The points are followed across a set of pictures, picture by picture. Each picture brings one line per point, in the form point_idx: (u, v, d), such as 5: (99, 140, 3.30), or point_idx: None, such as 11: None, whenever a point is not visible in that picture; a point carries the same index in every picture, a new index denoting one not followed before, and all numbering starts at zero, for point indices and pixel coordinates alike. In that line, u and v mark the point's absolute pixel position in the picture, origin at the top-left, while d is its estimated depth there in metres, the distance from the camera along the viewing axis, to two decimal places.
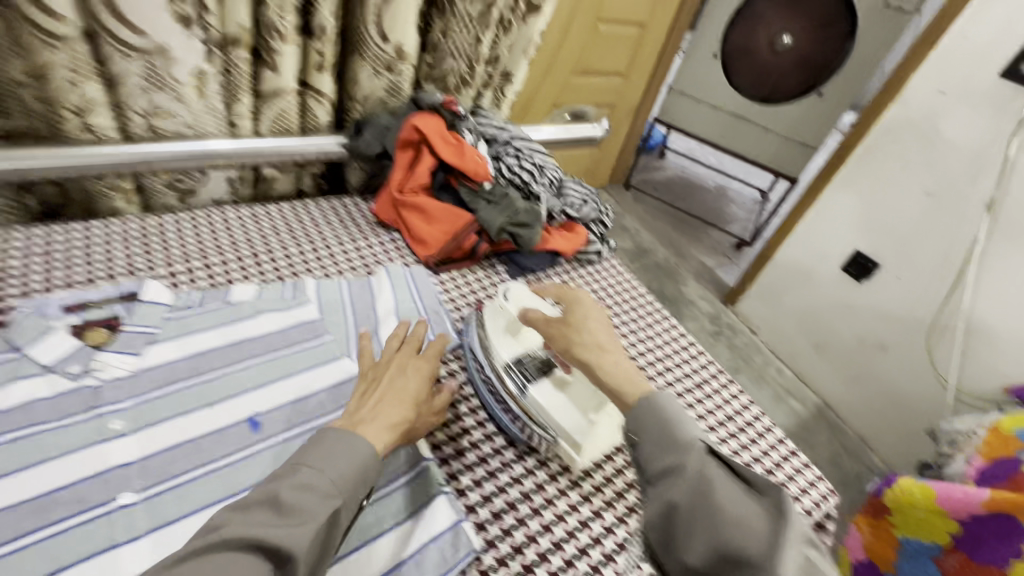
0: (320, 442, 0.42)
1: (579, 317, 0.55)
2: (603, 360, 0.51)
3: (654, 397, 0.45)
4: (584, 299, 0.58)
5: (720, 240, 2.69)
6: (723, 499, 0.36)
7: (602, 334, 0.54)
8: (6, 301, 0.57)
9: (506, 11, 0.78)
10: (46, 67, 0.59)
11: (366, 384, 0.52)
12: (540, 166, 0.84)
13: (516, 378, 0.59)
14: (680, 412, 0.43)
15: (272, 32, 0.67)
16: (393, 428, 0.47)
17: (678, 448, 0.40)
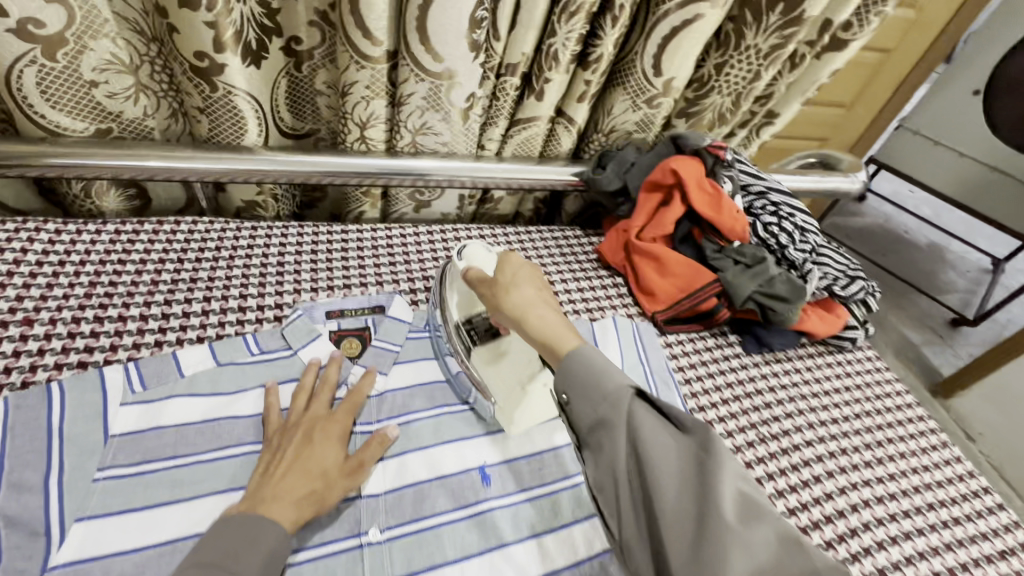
0: (211, 539, 0.40)
1: (515, 284, 0.52)
2: (529, 315, 0.49)
3: (580, 351, 0.44)
4: (513, 269, 0.54)
5: (931, 310, 2.23)
6: (597, 419, 0.40)
7: (541, 317, 0.49)
8: (281, 298, 0.62)
9: (803, 45, 0.66)
10: (350, 84, 0.62)
11: (274, 451, 0.47)
12: (801, 229, 0.71)
13: (462, 340, 0.59)
14: (608, 362, 0.43)
15: (551, 59, 0.63)
16: (300, 505, 0.43)
17: (607, 397, 0.41)
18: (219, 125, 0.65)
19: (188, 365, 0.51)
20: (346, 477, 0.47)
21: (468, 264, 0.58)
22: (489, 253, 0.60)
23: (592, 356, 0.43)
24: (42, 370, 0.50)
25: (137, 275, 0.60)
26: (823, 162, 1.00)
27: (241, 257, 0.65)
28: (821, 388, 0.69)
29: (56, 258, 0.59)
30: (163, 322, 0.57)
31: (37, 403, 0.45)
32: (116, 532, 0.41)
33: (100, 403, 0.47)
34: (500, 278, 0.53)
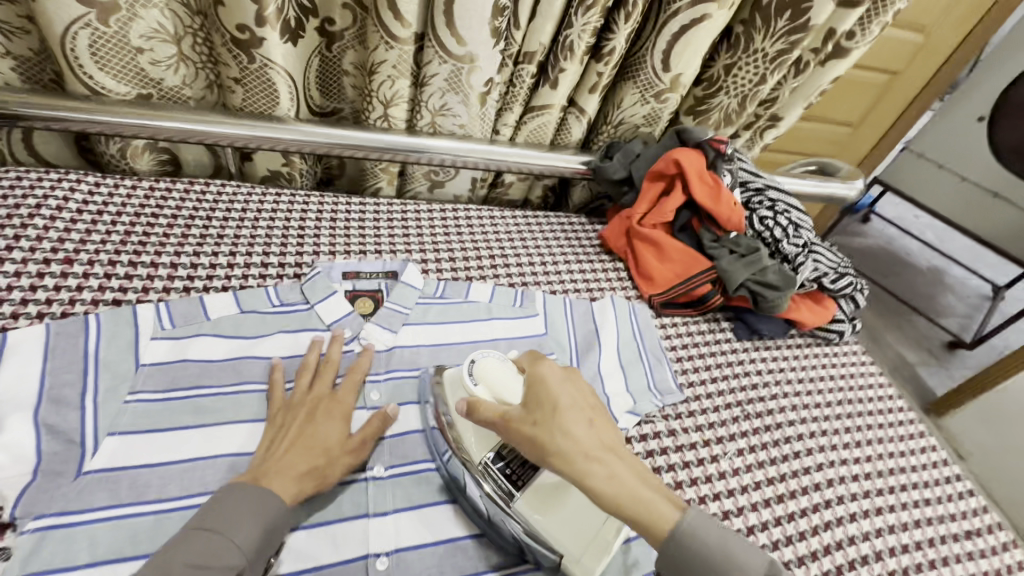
0: (213, 502, 0.41)
1: (567, 408, 0.44)
2: (591, 465, 0.42)
3: (686, 518, 0.41)
4: (560, 398, 0.45)
5: (928, 332, 2.25)
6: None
7: (598, 435, 0.44)
8: (301, 258, 0.66)
9: (807, 52, 0.69)
10: (378, 63, 0.67)
11: (279, 425, 0.48)
12: (795, 225, 0.74)
13: (497, 485, 0.46)
14: (729, 543, 0.40)
15: (566, 50, 0.67)
16: (301, 478, 0.44)
17: (725, 567, 0.40)
18: (253, 96, 0.69)
19: (214, 310, 0.55)
20: (349, 453, 0.48)
21: (484, 387, 0.47)
22: (507, 368, 0.48)
23: (694, 524, 0.41)
24: (79, 305, 0.54)
25: (167, 228, 0.64)
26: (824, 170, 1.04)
27: (264, 219, 0.69)
28: (807, 374, 0.73)
29: (94, 208, 0.63)
30: (190, 271, 0.61)
31: (75, 330, 0.49)
32: (144, 447, 0.45)
33: (134, 335, 0.51)
34: (538, 403, 0.44)
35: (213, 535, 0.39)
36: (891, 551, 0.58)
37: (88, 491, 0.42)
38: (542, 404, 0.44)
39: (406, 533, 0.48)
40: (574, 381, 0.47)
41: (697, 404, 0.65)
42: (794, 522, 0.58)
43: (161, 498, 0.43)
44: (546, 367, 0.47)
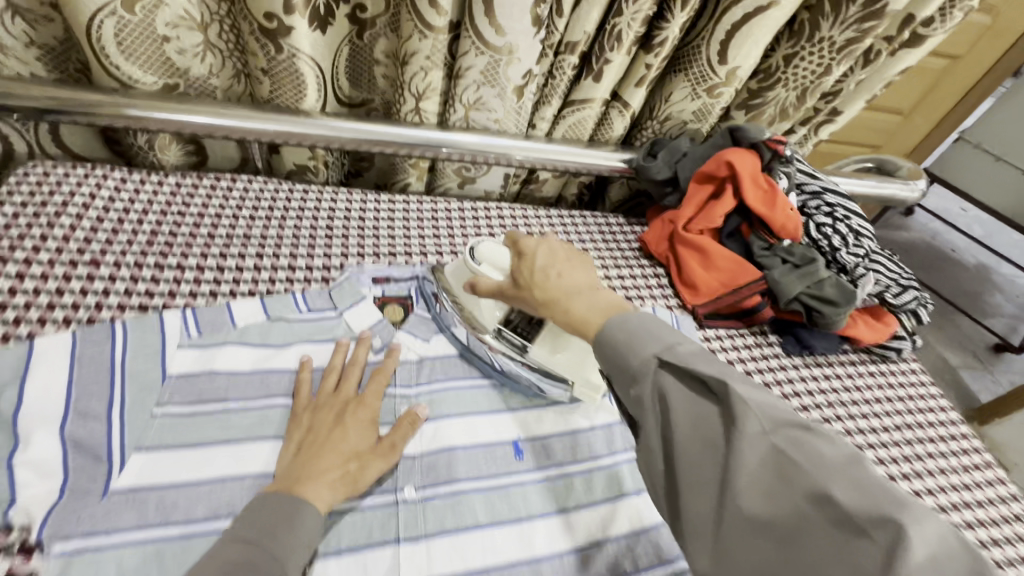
0: (249, 511, 0.41)
1: (544, 265, 0.49)
2: (567, 299, 0.46)
3: (626, 314, 0.41)
4: (520, 245, 0.52)
5: (973, 334, 2.14)
6: (630, 390, 0.38)
7: (573, 278, 0.48)
8: (329, 261, 0.63)
9: (880, 41, 0.63)
10: (411, 53, 0.63)
11: (306, 428, 0.47)
12: (856, 233, 0.69)
13: (508, 340, 0.56)
14: (637, 330, 0.39)
15: (612, 39, 0.62)
16: (336, 484, 0.44)
17: (630, 373, 0.38)
18: (280, 88, 0.66)
19: (241, 317, 0.54)
20: (378, 455, 0.47)
21: (482, 267, 0.54)
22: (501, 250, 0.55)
23: (626, 319, 0.41)
24: (106, 309, 0.53)
25: (194, 228, 0.62)
26: (882, 168, 0.96)
27: (291, 218, 0.67)
28: (860, 395, 0.67)
29: (122, 206, 0.62)
30: (218, 273, 0.59)
31: (101, 339, 0.48)
32: (172, 464, 0.43)
33: (160, 343, 0.50)
34: (520, 267, 0.50)
35: (252, 546, 0.38)
36: None
37: (115, 511, 0.40)
38: (516, 261, 0.51)
39: (439, 559, 0.45)
40: (550, 243, 0.52)
41: None
42: None
43: (190, 518, 0.42)
44: (527, 238, 0.53)
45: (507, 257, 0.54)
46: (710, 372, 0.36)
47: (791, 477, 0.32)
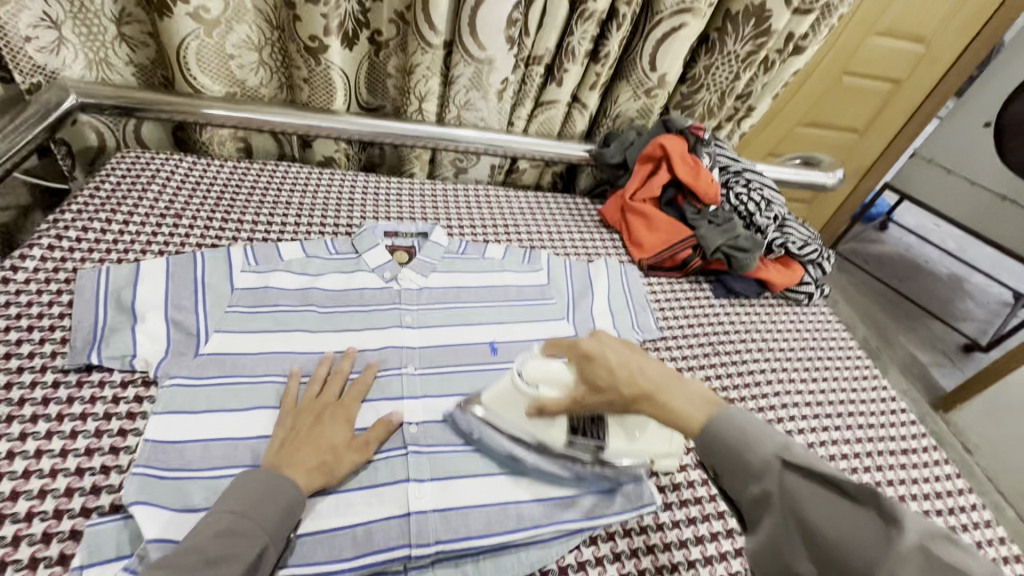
0: (241, 483, 0.45)
1: (621, 364, 0.47)
2: (664, 395, 0.45)
3: (729, 412, 0.43)
4: (579, 345, 0.50)
5: (943, 334, 2.26)
6: (754, 486, 0.39)
7: (651, 370, 0.47)
8: (351, 221, 0.81)
9: (773, 52, 0.83)
10: (416, 66, 0.83)
11: (289, 427, 0.52)
12: (767, 200, 0.86)
13: (584, 446, 0.54)
14: (752, 426, 0.41)
15: (568, 54, 0.83)
16: (314, 470, 0.49)
17: (751, 470, 0.39)
18: (316, 92, 0.87)
19: (286, 253, 0.70)
20: (355, 452, 0.52)
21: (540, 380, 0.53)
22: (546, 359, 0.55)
23: (735, 417, 0.42)
24: (188, 247, 0.71)
25: (249, 196, 0.81)
26: (808, 163, 1.15)
27: (321, 192, 0.85)
28: (777, 327, 0.84)
29: (193, 181, 0.81)
30: (267, 227, 0.77)
31: (187, 262, 0.63)
32: (240, 340, 0.60)
33: (228, 268, 0.65)
34: (591, 369, 0.48)
35: (239, 517, 0.43)
36: (844, 461, 0.68)
37: (204, 363, 0.56)
38: (580, 361, 0.50)
39: (432, 409, 0.60)
40: (608, 336, 0.50)
41: (674, 343, 0.76)
42: None
43: (254, 373, 0.57)
44: (584, 338, 0.50)
45: (560, 368, 0.53)
46: (843, 476, 0.37)
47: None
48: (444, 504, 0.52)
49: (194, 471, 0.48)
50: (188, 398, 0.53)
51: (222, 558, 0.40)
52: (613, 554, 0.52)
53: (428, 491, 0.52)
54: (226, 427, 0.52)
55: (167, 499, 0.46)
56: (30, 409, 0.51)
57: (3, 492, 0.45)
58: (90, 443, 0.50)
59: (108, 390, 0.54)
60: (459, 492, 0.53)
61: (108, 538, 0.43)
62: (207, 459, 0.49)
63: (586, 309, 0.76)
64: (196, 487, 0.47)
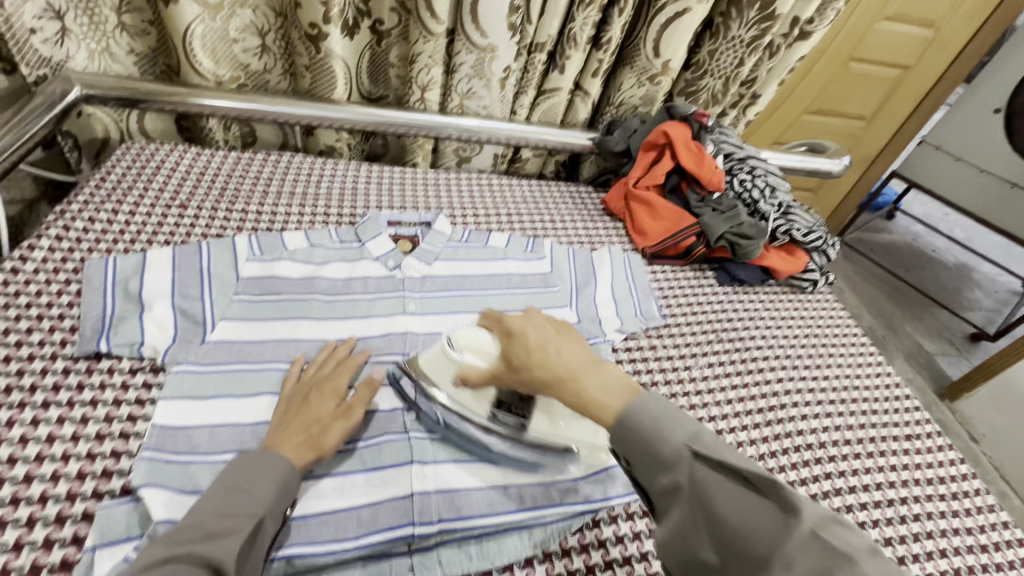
0: (237, 463, 0.46)
1: (539, 343, 0.50)
2: (575, 377, 0.47)
3: (646, 402, 0.43)
4: (502, 321, 0.54)
5: (949, 324, 2.25)
6: (663, 477, 0.39)
7: (573, 355, 0.49)
8: (354, 210, 0.81)
9: (778, 36, 0.82)
10: (418, 53, 0.83)
11: (281, 409, 0.52)
12: (772, 187, 0.86)
13: (504, 423, 0.55)
14: (667, 417, 0.41)
15: (570, 40, 0.82)
16: (303, 446, 0.49)
17: (665, 463, 0.39)
18: (319, 81, 0.87)
19: (290, 243, 0.70)
20: (342, 420, 0.52)
21: (469, 356, 0.54)
22: (481, 334, 0.56)
23: (650, 407, 0.42)
24: (193, 236, 0.71)
25: (252, 186, 0.81)
26: (814, 150, 1.14)
27: (324, 182, 0.85)
28: (780, 314, 0.83)
29: (197, 171, 0.82)
30: (271, 216, 0.77)
31: (192, 252, 0.64)
32: (245, 328, 0.60)
33: (233, 257, 0.66)
34: (512, 346, 0.51)
35: (240, 492, 0.44)
36: (847, 446, 0.68)
37: (211, 350, 0.57)
38: (503, 335, 0.53)
39: None
40: (534, 319, 0.54)
41: (676, 329, 0.77)
42: (759, 417, 0.68)
43: (260, 360, 0.58)
44: (511, 319, 0.54)
45: (489, 342, 0.54)
46: (745, 464, 0.37)
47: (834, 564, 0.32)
48: (448, 489, 0.52)
49: (202, 455, 0.49)
50: (195, 384, 0.54)
51: (223, 528, 0.41)
52: (615, 536, 0.53)
53: (432, 474, 0.53)
54: (233, 413, 0.53)
55: (176, 481, 0.47)
56: (41, 396, 0.51)
57: (17, 476, 0.46)
58: (100, 429, 0.50)
59: (116, 376, 0.55)
60: (462, 475, 0.53)
61: (118, 520, 0.44)
62: (215, 445, 0.50)
63: (589, 297, 0.76)
64: (204, 470, 0.48)
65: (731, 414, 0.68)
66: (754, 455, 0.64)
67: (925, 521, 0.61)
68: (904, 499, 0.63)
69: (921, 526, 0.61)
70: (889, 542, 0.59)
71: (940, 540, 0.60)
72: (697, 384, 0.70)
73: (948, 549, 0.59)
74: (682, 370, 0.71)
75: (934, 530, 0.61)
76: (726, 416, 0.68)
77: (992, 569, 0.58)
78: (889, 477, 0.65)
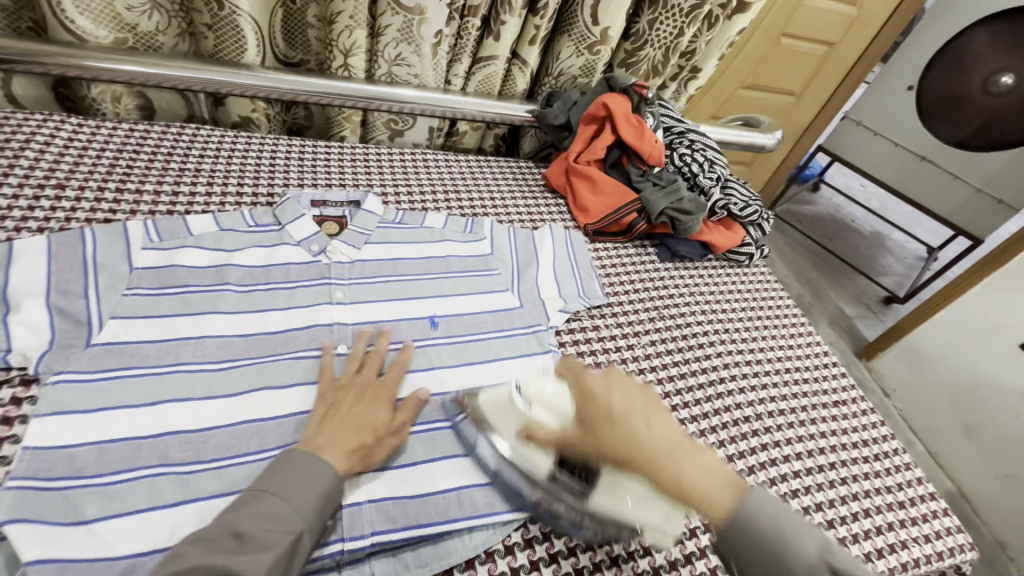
0: (278, 464, 0.43)
1: (625, 410, 0.45)
2: (669, 462, 0.43)
3: (749, 503, 0.42)
4: (579, 370, 0.48)
5: (867, 289, 2.42)
6: (735, 533, 0.41)
7: (663, 428, 0.45)
8: (272, 190, 0.73)
9: (716, 7, 0.81)
10: (338, 13, 0.74)
11: (329, 404, 0.50)
12: (710, 161, 0.86)
13: (568, 484, 0.49)
14: (743, 484, 0.43)
15: (505, 4, 0.77)
16: (350, 454, 0.46)
17: (788, 543, 0.40)
18: (223, 43, 0.77)
19: (196, 227, 0.62)
20: (393, 435, 0.50)
21: (535, 408, 0.49)
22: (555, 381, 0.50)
23: (751, 506, 0.41)
24: (74, 222, 0.62)
25: (149, 163, 0.71)
26: (749, 124, 1.16)
27: (237, 157, 0.77)
28: (719, 289, 0.84)
29: (78, 145, 0.70)
30: (173, 198, 0.68)
31: (72, 240, 0.55)
32: (141, 327, 0.53)
33: (125, 245, 0.57)
34: (591, 409, 0.46)
35: (280, 499, 0.41)
36: (782, 417, 0.69)
37: (97, 356, 0.49)
38: (588, 389, 0.47)
39: None
40: (619, 380, 0.48)
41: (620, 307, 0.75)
42: (701, 393, 0.69)
43: (160, 364, 0.51)
44: (587, 369, 0.49)
45: (565, 400, 0.48)
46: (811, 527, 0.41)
47: None
48: (380, 496, 0.49)
49: (87, 478, 0.43)
50: (78, 396, 0.46)
51: (264, 541, 0.38)
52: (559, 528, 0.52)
53: (366, 480, 0.49)
54: (126, 426, 0.46)
55: (53, 513, 0.40)
56: None
57: None
58: None
59: None
60: (397, 483, 0.50)
61: None
62: (103, 465, 0.44)
63: (531, 278, 0.73)
64: (89, 496, 0.42)
65: (674, 392, 0.68)
66: (697, 431, 0.64)
67: (852, 484, 0.64)
68: (832, 466, 0.66)
69: (847, 490, 0.64)
70: (821, 507, 0.61)
71: (865, 501, 0.63)
72: (642, 363, 0.70)
73: (871, 510, 0.62)
74: (627, 350, 0.70)
75: (860, 493, 0.64)
76: (669, 394, 0.67)
77: (910, 524, 0.62)
78: (820, 444, 0.68)
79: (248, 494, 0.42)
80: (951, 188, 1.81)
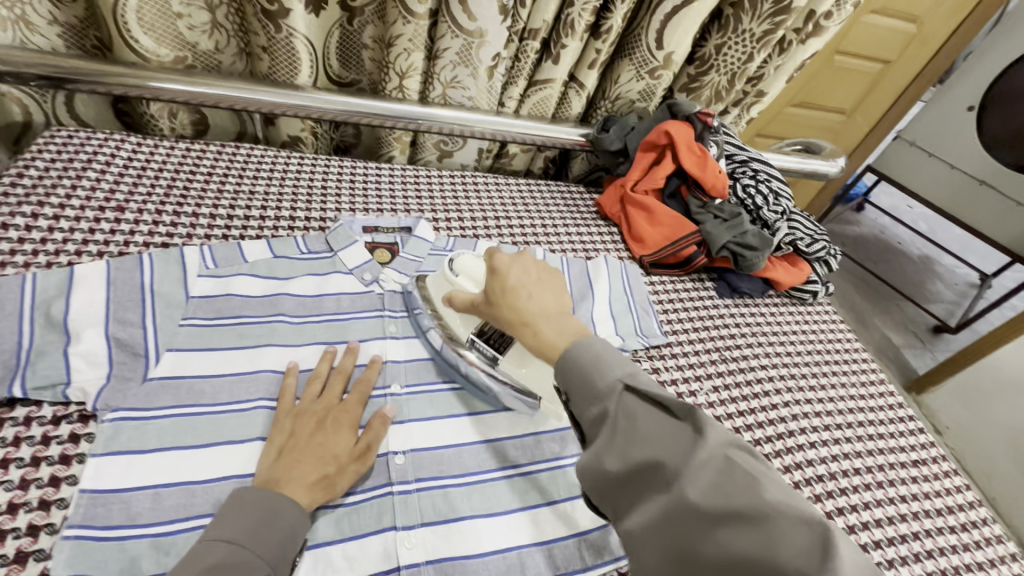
0: (231, 508, 0.41)
1: (517, 287, 0.48)
2: (539, 325, 0.45)
3: (588, 341, 0.42)
4: (496, 259, 0.50)
5: (914, 316, 2.31)
6: (590, 407, 0.39)
7: (544, 300, 0.48)
8: (324, 214, 0.72)
9: (789, 32, 0.77)
10: (396, 36, 0.73)
11: (289, 433, 0.48)
12: (776, 193, 0.81)
13: (482, 352, 0.56)
14: (609, 353, 0.41)
15: (567, 28, 0.74)
16: (311, 487, 0.45)
17: (598, 394, 0.39)
18: (280, 63, 0.76)
19: (251, 254, 0.61)
20: (357, 460, 0.48)
21: (465, 281, 0.55)
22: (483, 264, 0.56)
23: (594, 348, 0.41)
24: (132, 246, 0.61)
25: (205, 184, 0.71)
26: (809, 149, 1.10)
27: (289, 179, 0.76)
28: (782, 328, 0.79)
29: (137, 165, 0.70)
30: (227, 221, 0.67)
31: (130, 267, 0.54)
32: (197, 361, 0.51)
33: (181, 272, 0.56)
34: (492, 283, 0.49)
35: (236, 547, 0.39)
36: (856, 476, 0.64)
37: (154, 392, 0.48)
38: (488, 270, 0.50)
39: (420, 438, 0.53)
40: (528, 261, 0.51)
41: (679, 346, 0.72)
42: (768, 447, 0.64)
43: (215, 402, 0.49)
44: (501, 254, 0.51)
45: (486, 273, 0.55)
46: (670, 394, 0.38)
47: (739, 482, 0.33)
48: (438, 555, 0.46)
49: (144, 527, 0.41)
50: (134, 436, 0.45)
51: None
52: None
53: (422, 539, 0.47)
54: (182, 469, 0.45)
55: (108, 566, 0.39)
56: None
57: None
58: (13, 498, 0.42)
59: (35, 428, 0.46)
60: (456, 540, 0.48)
61: None
62: (158, 513, 0.42)
63: (586, 314, 0.69)
64: (144, 548, 0.40)
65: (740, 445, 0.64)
66: None
67: (938, 557, 0.59)
68: (914, 535, 0.60)
69: (932, 564, 0.58)
70: None
71: None
72: (704, 411, 0.65)
73: None
74: (687, 396, 0.66)
75: (947, 568, 0.58)
76: None
77: None
78: (900, 509, 0.63)
79: (195, 546, 0.39)
80: (1014, 216, 1.71)
